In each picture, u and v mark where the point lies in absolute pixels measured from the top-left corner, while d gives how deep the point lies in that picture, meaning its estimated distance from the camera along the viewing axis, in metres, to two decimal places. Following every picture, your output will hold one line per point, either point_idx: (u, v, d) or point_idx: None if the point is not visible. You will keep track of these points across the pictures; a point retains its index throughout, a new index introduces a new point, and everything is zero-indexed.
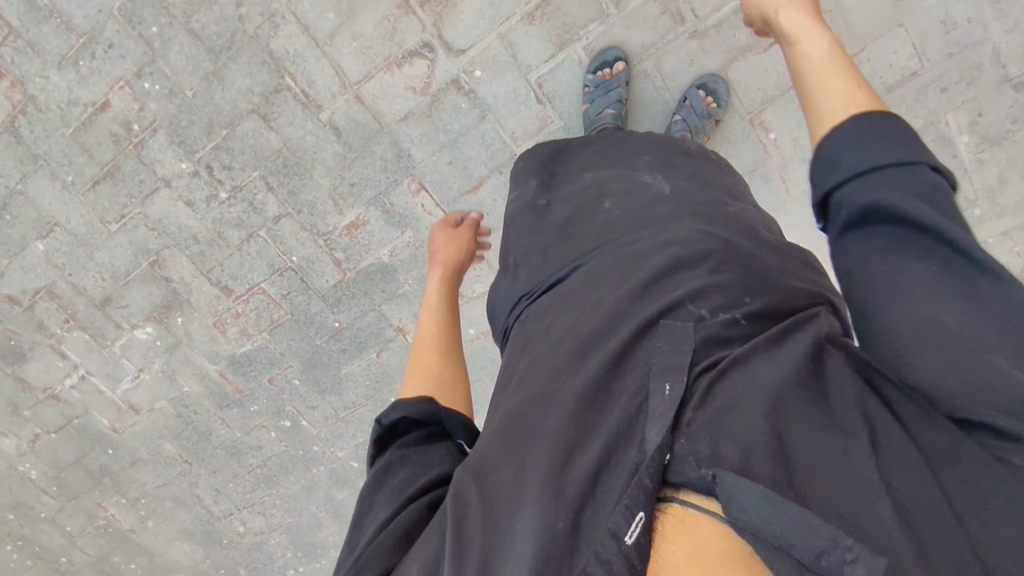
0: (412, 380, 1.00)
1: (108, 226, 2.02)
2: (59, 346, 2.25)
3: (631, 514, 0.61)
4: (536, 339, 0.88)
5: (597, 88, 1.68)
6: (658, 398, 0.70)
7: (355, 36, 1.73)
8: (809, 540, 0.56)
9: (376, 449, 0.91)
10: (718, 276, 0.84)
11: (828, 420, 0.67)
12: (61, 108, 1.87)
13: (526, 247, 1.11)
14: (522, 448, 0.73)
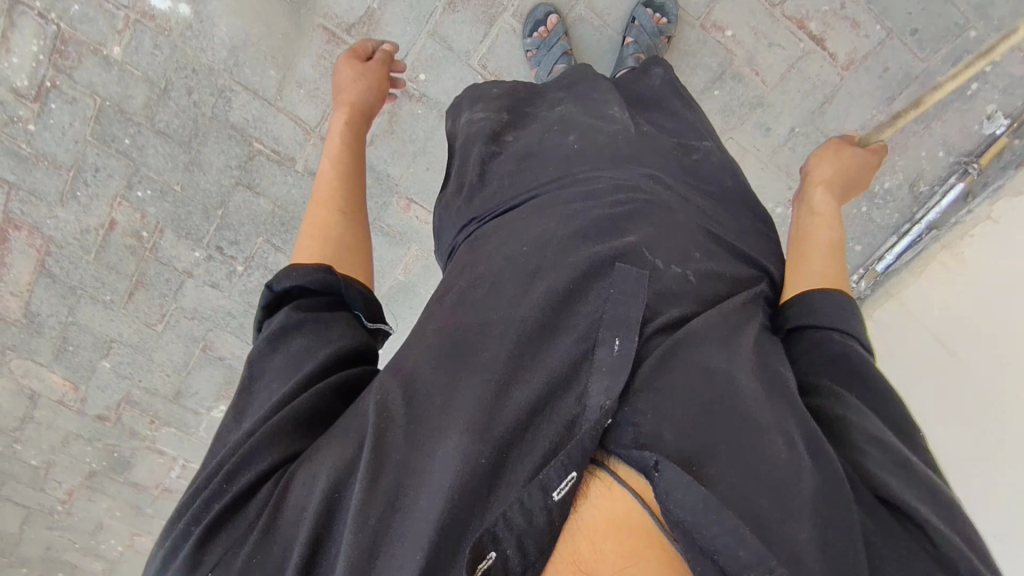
0: (313, 241, 1.05)
1: (155, 328, 2.17)
2: (154, 445, 2.44)
3: (567, 472, 0.70)
4: (486, 269, 0.96)
5: (538, 49, 1.67)
6: (604, 347, 0.82)
7: (300, 81, 1.78)
8: (723, 529, 0.65)
9: (265, 312, 0.94)
10: (669, 238, 0.97)
11: (757, 403, 0.78)
12: (78, 239, 2.02)
13: (491, 172, 1.15)
14: (459, 378, 0.82)
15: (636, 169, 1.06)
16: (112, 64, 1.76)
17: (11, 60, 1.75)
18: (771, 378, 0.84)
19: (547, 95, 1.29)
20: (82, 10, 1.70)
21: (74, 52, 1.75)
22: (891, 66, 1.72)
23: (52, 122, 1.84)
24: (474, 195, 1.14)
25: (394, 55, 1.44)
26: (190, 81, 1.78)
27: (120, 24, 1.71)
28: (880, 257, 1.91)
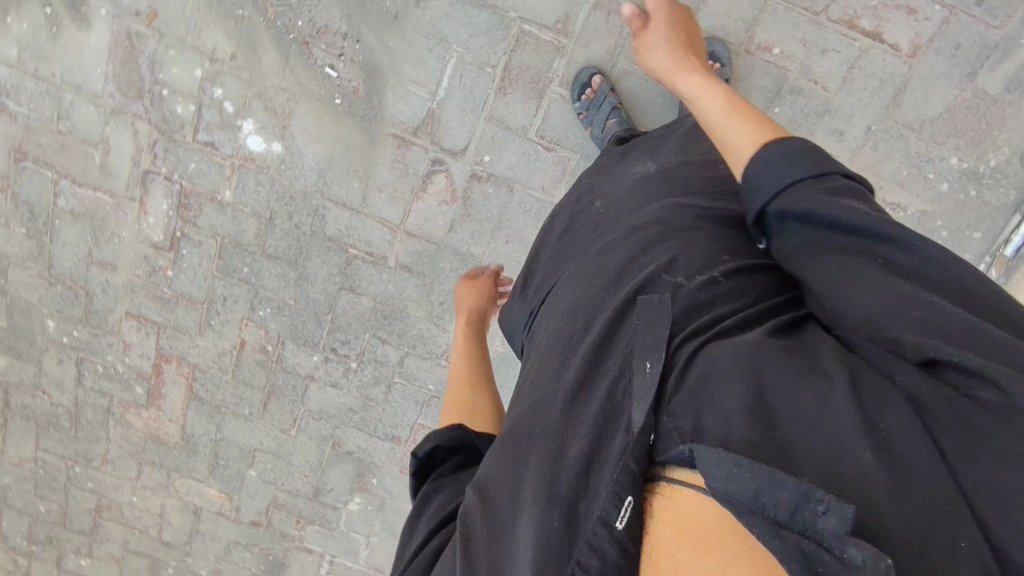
0: (452, 419, 1.18)
1: (289, 432, 2.36)
2: (302, 543, 2.58)
3: (620, 499, 0.75)
4: (538, 350, 1.07)
5: (589, 110, 1.73)
6: (638, 373, 0.86)
7: (380, 187, 1.95)
8: (778, 499, 0.65)
9: (417, 477, 1.03)
10: (692, 255, 1.04)
11: (807, 384, 0.79)
12: (217, 362, 2.27)
13: (543, 268, 1.35)
14: (521, 457, 0.89)
15: (654, 211, 1.17)
16: (226, 206, 2.03)
17: (149, 220, 2.09)
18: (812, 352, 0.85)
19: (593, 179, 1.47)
20: (198, 167, 1.99)
21: (195, 203, 2.04)
22: (963, 43, 1.62)
23: (185, 264, 2.14)
24: (542, 284, 1.31)
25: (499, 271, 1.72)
26: (289, 207, 2.01)
27: (227, 171, 1.98)
28: (1008, 240, 1.76)
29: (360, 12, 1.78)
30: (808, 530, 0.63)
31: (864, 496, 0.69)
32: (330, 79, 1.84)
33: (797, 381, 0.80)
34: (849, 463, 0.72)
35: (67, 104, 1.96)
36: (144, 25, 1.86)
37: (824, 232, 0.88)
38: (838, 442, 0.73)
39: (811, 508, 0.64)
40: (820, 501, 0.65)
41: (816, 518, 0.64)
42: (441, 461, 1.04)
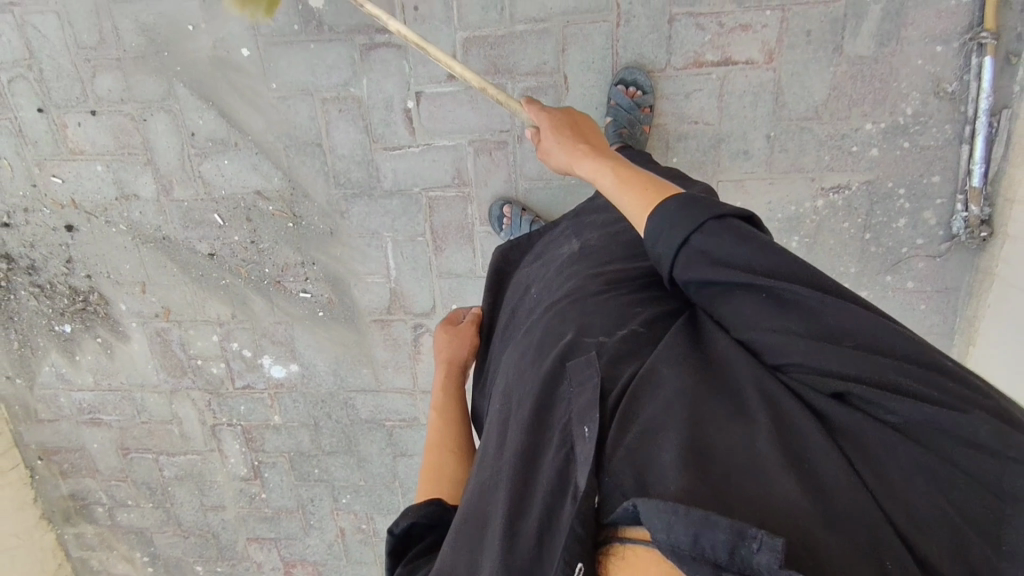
0: (429, 483, 1.16)
1: None
2: None
3: (569, 566, 0.68)
4: (488, 434, 1.02)
5: (513, 232, 1.84)
6: (576, 440, 0.81)
7: (383, 364, 2.18)
8: (715, 539, 0.62)
9: (392, 558, 1.01)
10: (608, 311, 0.97)
11: (737, 428, 0.75)
12: (329, 553, 2.54)
13: (491, 353, 1.31)
14: (482, 540, 0.87)
15: (575, 278, 1.11)
16: (280, 427, 2.36)
17: (231, 460, 2.45)
18: (735, 387, 0.81)
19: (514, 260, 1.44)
20: (247, 407, 2.34)
21: (258, 434, 2.38)
22: (812, 28, 1.59)
23: (271, 484, 2.47)
24: (493, 368, 1.26)
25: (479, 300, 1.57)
26: (326, 409, 2.30)
27: (268, 400, 2.32)
28: (970, 171, 1.64)
29: (304, 242, 2.04)
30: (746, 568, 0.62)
31: (798, 527, 0.66)
32: (308, 300, 2.13)
33: (729, 424, 0.76)
34: (786, 496, 0.68)
35: (140, 400, 2.39)
36: (164, 320, 2.23)
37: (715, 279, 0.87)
38: (772, 480, 0.70)
39: (749, 540, 0.62)
40: (753, 536, 0.62)
41: (753, 557, 0.62)
42: (415, 538, 1.03)
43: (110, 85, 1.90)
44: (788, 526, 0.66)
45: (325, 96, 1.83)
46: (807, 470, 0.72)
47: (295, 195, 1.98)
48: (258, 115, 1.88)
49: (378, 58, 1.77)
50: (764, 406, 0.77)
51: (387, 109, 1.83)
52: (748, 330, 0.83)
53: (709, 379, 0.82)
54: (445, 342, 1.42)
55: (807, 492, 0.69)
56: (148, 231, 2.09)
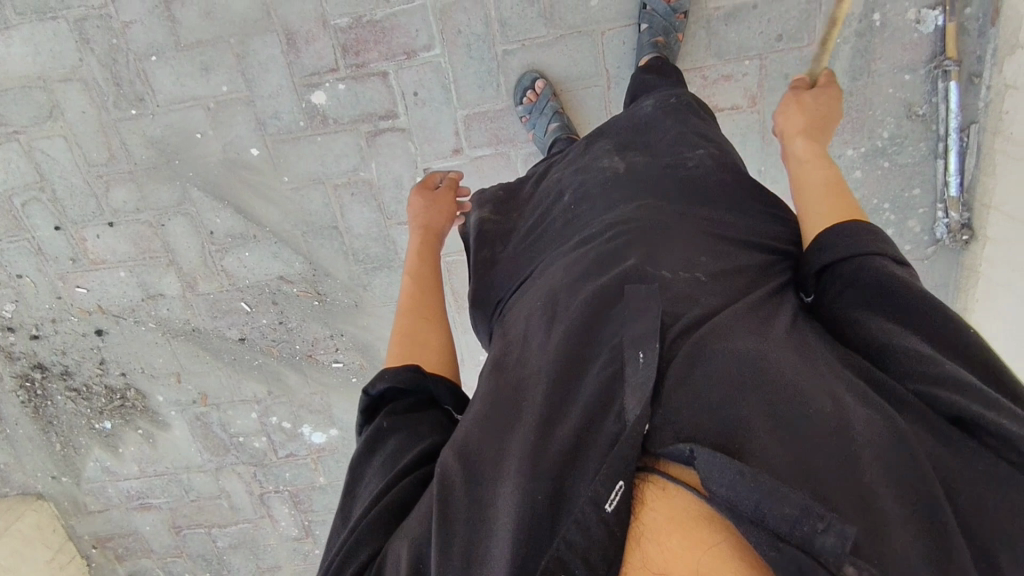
0: (402, 350, 1.11)
1: None
2: None
3: (613, 482, 0.66)
4: (515, 337, 1.01)
5: (531, 114, 1.72)
6: (630, 361, 0.80)
7: None
8: (777, 508, 0.60)
9: (365, 416, 1.01)
10: (666, 253, 0.96)
11: (814, 384, 0.74)
12: None
13: (495, 257, 1.27)
14: (507, 424, 0.85)
15: (623, 205, 1.11)
16: (326, 487, 2.45)
17: (282, 524, 2.54)
18: (816, 360, 0.79)
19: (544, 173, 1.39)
20: (292, 473, 2.42)
21: (305, 496, 2.47)
22: (789, 72, 1.71)
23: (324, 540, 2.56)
24: (507, 271, 1.22)
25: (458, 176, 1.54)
26: None
27: (312, 464, 2.40)
28: (946, 182, 1.76)
29: (331, 316, 2.11)
30: (801, 543, 0.58)
31: (855, 487, 0.64)
32: (340, 369, 2.20)
33: (804, 381, 0.74)
34: (855, 465, 0.66)
35: (186, 480, 2.47)
36: (202, 405, 2.30)
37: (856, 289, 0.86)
38: (835, 440, 0.68)
39: (814, 519, 0.60)
40: (820, 517, 0.60)
41: (815, 535, 0.59)
42: (390, 400, 1.01)
43: (125, 196, 1.95)
44: (847, 491, 0.63)
45: (337, 182, 1.91)
46: (867, 425, 0.70)
47: (317, 275, 2.05)
48: (274, 207, 1.95)
49: (384, 142, 1.85)
50: (836, 373, 0.77)
51: (399, 188, 1.91)
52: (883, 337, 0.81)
53: (780, 341, 0.81)
54: (421, 207, 1.47)
55: (874, 454, 0.67)
56: (178, 325, 2.16)
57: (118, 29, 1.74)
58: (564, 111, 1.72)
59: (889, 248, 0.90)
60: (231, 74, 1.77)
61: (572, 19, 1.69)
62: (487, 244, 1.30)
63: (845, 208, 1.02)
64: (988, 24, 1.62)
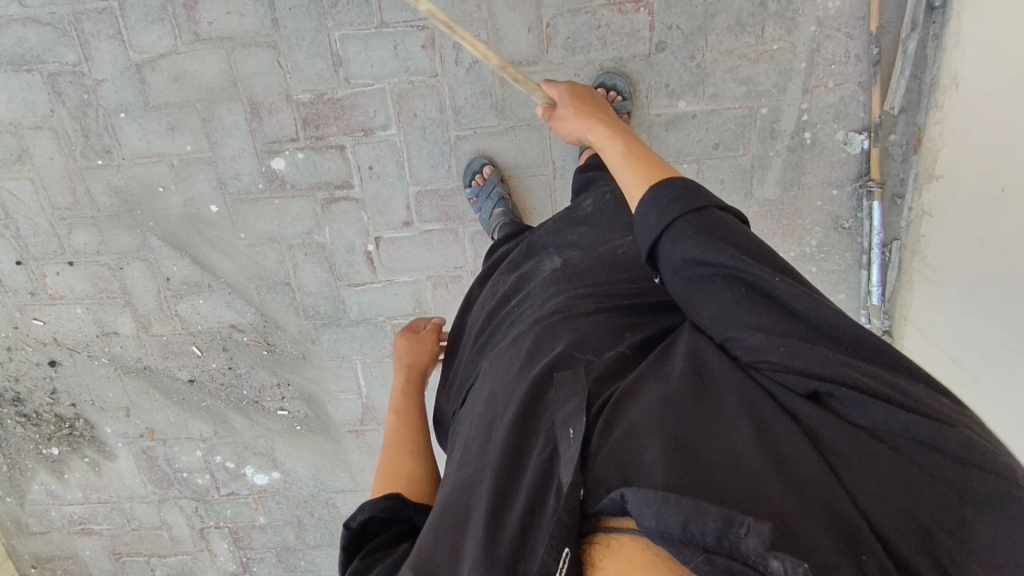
0: (388, 480, 1.11)
1: None
2: None
3: (557, 550, 0.67)
4: (466, 433, 1.00)
5: (478, 196, 1.79)
6: (562, 443, 0.79)
7: (360, 467, 2.34)
8: (704, 523, 0.61)
9: (348, 552, 0.99)
10: (595, 330, 0.97)
11: (719, 421, 0.75)
12: None
13: (460, 369, 1.29)
14: (459, 530, 0.83)
15: (556, 293, 1.12)
16: (265, 527, 2.49)
17: (221, 558, 2.58)
18: (713, 386, 0.79)
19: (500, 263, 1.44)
20: (233, 511, 2.46)
21: (245, 534, 2.51)
22: (724, 177, 1.79)
23: None
24: (462, 385, 1.25)
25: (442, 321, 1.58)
26: (308, 508, 2.44)
27: (253, 504, 2.44)
28: (869, 292, 1.84)
29: (279, 366, 2.17)
30: (735, 557, 0.60)
31: (782, 518, 0.64)
32: (285, 416, 2.26)
33: (705, 419, 0.76)
34: (765, 482, 0.67)
35: (129, 510, 2.50)
36: (149, 439, 2.35)
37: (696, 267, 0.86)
38: (755, 470, 0.68)
39: (737, 527, 0.61)
40: (741, 524, 0.61)
41: (740, 541, 0.60)
42: (373, 534, 1.01)
43: (86, 239, 2.02)
44: (763, 510, 0.64)
45: (291, 242, 1.98)
46: (785, 457, 0.70)
47: (267, 326, 2.11)
48: (229, 261, 2.02)
49: (338, 210, 1.92)
50: (746, 408, 0.75)
51: (350, 253, 1.98)
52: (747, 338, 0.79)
53: (681, 379, 0.82)
54: (406, 347, 1.48)
55: (797, 485, 0.67)
56: (130, 362, 2.21)
57: (90, 85, 1.81)
58: (509, 197, 1.79)
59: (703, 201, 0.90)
60: (196, 135, 1.85)
61: (523, 113, 1.78)
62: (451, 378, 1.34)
63: (647, 170, 1.06)
64: (910, 151, 1.70)
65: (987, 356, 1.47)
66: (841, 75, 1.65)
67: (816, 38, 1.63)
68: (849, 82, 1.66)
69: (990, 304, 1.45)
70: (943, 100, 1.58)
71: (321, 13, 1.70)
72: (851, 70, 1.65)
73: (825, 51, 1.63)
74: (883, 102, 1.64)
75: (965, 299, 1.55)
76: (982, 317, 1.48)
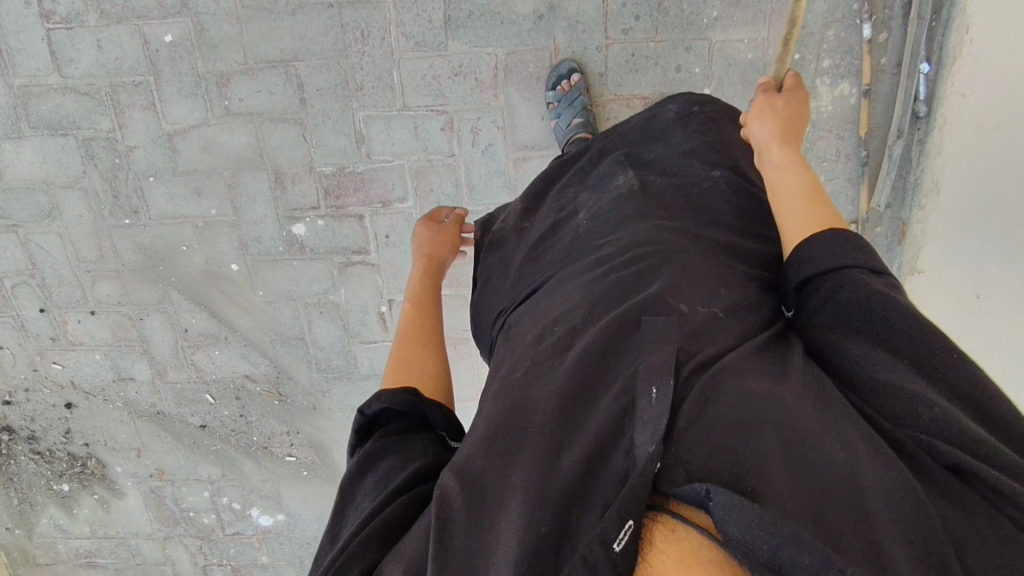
0: (393, 368, 1.14)
1: None
2: None
3: (620, 521, 0.65)
4: (524, 353, 0.98)
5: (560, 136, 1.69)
6: (643, 395, 0.77)
7: None
8: (803, 560, 0.59)
9: (359, 436, 1.01)
10: (688, 279, 0.94)
11: (826, 432, 0.73)
12: None
13: (508, 271, 1.26)
14: (511, 449, 0.82)
15: (639, 224, 1.08)
16: (267, 565, 2.55)
17: None
18: (823, 397, 0.79)
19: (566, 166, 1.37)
20: (236, 550, 2.53)
21: (246, 571, 2.57)
22: None
23: None
24: (508, 286, 1.24)
25: (463, 215, 1.57)
26: (310, 550, 2.50)
27: (256, 544, 2.51)
28: None
29: (289, 415, 2.26)
30: None
31: (875, 544, 0.62)
32: (293, 462, 2.34)
33: (816, 425, 0.73)
34: (871, 512, 0.65)
35: (134, 545, 2.56)
36: (157, 479, 2.42)
37: (838, 306, 0.87)
38: (855, 493, 0.66)
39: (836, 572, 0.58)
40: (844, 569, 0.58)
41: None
42: (384, 422, 1.01)
43: (109, 291, 2.10)
44: (862, 544, 0.62)
45: (307, 301, 2.07)
46: (890, 486, 0.68)
47: (280, 378, 2.20)
48: (246, 316, 2.11)
49: (355, 273, 2.02)
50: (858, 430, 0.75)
51: (363, 312, 2.07)
52: (867, 373, 0.81)
53: (803, 377, 0.81)
54: (424, 237, 1.49)
55: (897, 514, 0.66)
56: (143, 406, 2.29)
57: (123, 150, 1.91)
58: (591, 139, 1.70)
59: (872, 258, 0.90)
60: (221, 200, 1.95)
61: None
62: (490, 278, 1.30)
63: (818, 212, 1.00)
64: (896, 242, 1.79)
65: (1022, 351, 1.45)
66: (831, 169, 1.78)
67: (809, 136, 1.75)
68: (840, 174, 1.79)
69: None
70: (923, 203, 1.70)
71: (347, 95, 1.80)
72: (841, 165, 1.77)
73: (817, 149, 1.76)
74: (869, 199, 1.77)
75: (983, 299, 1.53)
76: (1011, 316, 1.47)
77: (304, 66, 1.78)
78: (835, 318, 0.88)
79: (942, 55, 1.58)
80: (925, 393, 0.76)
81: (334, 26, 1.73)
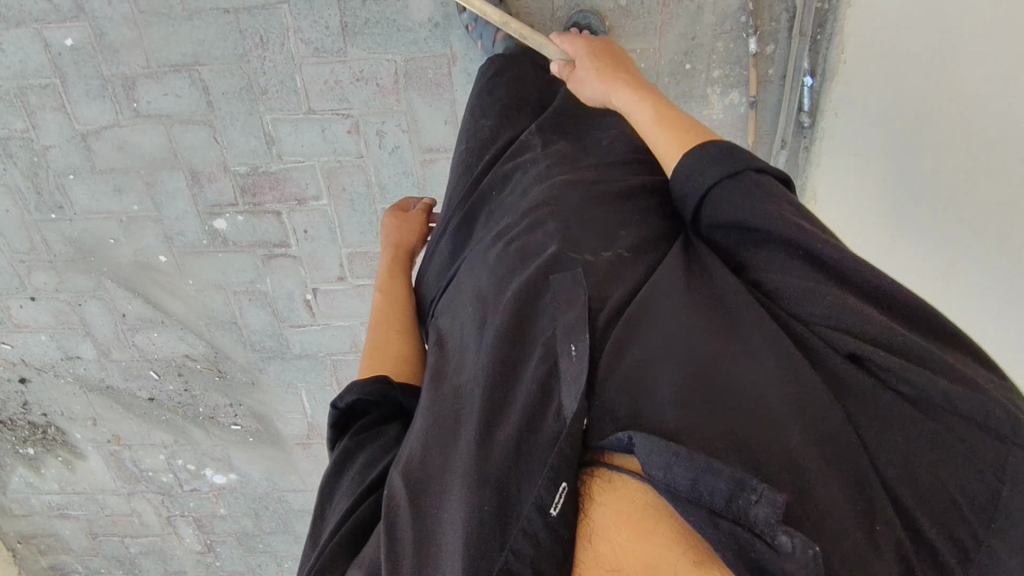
0: (369, 356, 1.17)
1: None
2: None
3: (555, 484, 0.68)
4: (459, 320, 1.02)
5: (477, 23, 1.64)
6: (563, 356, 0.82)
7: (308, 471, 2.62)
8: (715, 483, 0.63)
9: (335, 429, 1.06)
10: (594, 232, 0.98)
11: (746, 365, 0.76)
12: None
13: (433, 249, 1.28)
14: (450, 435, 0.86)
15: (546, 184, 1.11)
16: (226, 516, 2.78)
17: (187, 540, 2.87)
18: (734, 315, 0.82)
19: (477, 120, 1.36)
20: (196, 503, 2.75)
21: (207, 521, 2.80)
22: None
23: (224, 556, 2.88)
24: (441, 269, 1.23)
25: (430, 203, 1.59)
26: (262, 503, 2.73)
27: (213, 498, 2.73)
28: None
29: (230, 389, 2.41)
30: (744, 522, 0.62)
31: (791, 462, 0.68)
32: (239, 429, 2.52)
33: (732, 359, 0.77)
34: (785, 432, 0.70)
35: (102, 499, 2.78)
36: (115, 444, 2.61)
37: (731, 230, 0.90)
38: (770, 421, 0.71)
39: (748, 492, 0.63)
40: (753, 490, 0.63)
41: (749, 508, 0.63)
42: (360, 414, 1.07)
43: (45, 280, 2.19)
44: (779, 460, 0.68)
45: (236, 289, 2.18)
46: (809, 404, 0.72)
47: (218, 357, 2.33)
48: (180, 302, 2.22)
49: (279, 265, 2.11)
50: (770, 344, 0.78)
51: (290, 299, 2.18)
52: (779, 279, 0.83)
53: (708, 303, 0.84)
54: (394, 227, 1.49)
55: (813, 432, 0.70)
56: (93, 381, 2.44)
57: (39, 149, 1.94)
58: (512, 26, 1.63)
59: (744, 159, 0.90)
60: (141, 197, 2.01)
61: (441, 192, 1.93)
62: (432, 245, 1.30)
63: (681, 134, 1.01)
64: None
65: (957, 262, 1.24)
66: None
67: None
68: None
69: (930, 208, 1.31)
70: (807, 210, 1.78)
71: (254, 98, 1.82)
72: None
73: None
74: None
75: (905, 225, 1.39)
76: (927, 219, 1.32)
77: (206, 70, 1.79)
78: (730, 232, 0.91)
79: (826, 68, 1.62)
80: (817, 288, 0.80)
81: (231, 32, 1.74)
